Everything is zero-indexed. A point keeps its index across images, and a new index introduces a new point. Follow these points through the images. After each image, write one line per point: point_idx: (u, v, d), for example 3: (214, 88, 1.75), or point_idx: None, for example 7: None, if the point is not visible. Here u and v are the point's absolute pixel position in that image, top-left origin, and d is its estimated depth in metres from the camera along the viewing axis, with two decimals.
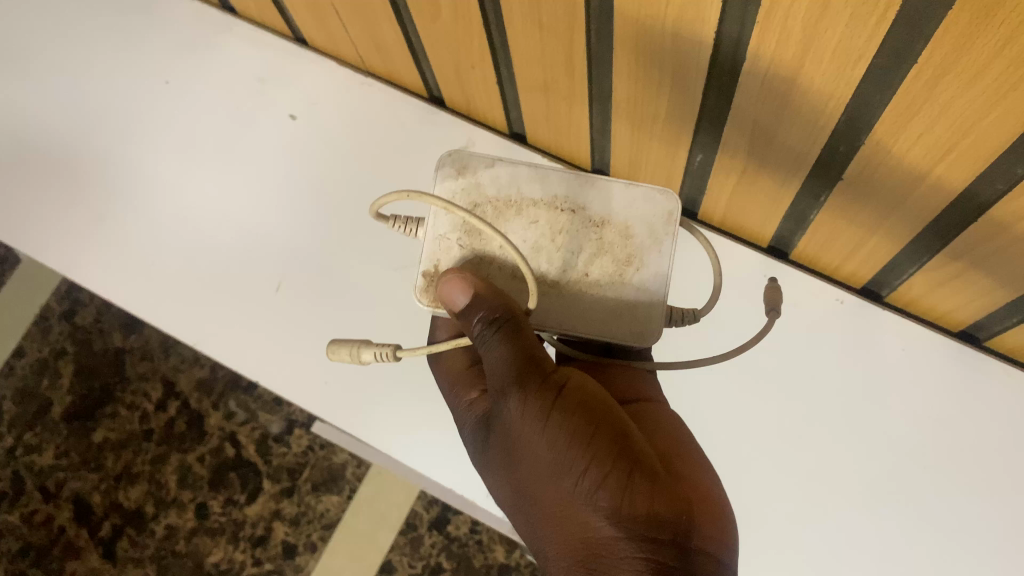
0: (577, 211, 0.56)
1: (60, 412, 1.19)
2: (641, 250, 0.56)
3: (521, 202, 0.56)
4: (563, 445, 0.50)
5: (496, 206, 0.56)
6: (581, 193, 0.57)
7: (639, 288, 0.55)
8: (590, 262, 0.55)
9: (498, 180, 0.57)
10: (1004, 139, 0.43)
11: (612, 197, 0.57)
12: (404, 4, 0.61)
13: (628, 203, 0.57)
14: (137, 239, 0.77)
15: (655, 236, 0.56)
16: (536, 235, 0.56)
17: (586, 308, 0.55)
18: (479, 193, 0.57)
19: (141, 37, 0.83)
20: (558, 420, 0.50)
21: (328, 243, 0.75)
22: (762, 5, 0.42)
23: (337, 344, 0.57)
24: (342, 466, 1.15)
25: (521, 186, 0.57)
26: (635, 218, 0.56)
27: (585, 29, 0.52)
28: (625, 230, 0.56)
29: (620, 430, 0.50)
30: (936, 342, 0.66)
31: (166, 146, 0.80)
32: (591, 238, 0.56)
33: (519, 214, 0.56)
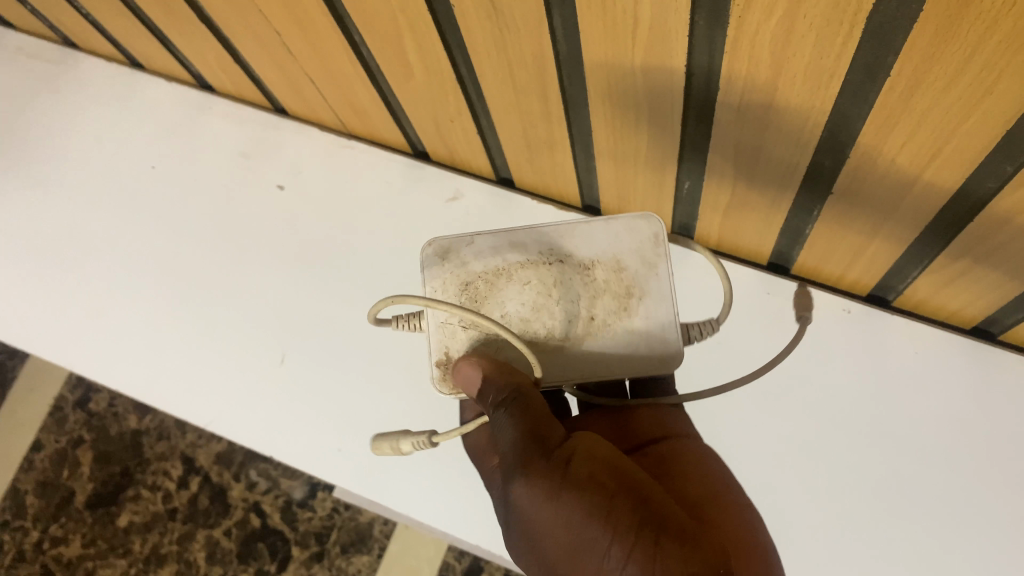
0: (566, 261, 0.56)
1: (82, 500, 1.18)
2: (639, 281, 0.55)
3: (509, 268, 0.56)
4: (581, 523, 0.45)
5: (487, 279, 0.56)
6: (565, 244, 0.57)
7: (647, 316, 0.54)
8: (592, 305, 0.55)
9: (482, 255, 0.56)
10: (989, 139, 0.42)
11: (595, 238, 0.57)
12: (377, 67, 0.62)
13: (613, 241, 0.56)
14: (139, 325, 0.77)
15: (647, 262, 0.56)
16: (534, 295, 0.55)
17: (601, 353, 0.54)
18: (467, 271, 0.56)
19: (125, 126, 0.85)
20: (570, 496, 0.46)
21: (330, 307, 0.75)
22: (728, 34, 0.42)
23: (379, 440, 0.57)
24: (369, 525, 1.14)
25: (505, 253, 0.56)
26: (623, 251, 0.56)
27: (556, 75, 0.53)
28: (615, 265, 0.56)
29: (639, 492, 0.46)
30: (950, 341, 0.65)
31: (160, 230, 0.80)
32: (587, 283, 0.55)
33: (510, 280, 0.55)
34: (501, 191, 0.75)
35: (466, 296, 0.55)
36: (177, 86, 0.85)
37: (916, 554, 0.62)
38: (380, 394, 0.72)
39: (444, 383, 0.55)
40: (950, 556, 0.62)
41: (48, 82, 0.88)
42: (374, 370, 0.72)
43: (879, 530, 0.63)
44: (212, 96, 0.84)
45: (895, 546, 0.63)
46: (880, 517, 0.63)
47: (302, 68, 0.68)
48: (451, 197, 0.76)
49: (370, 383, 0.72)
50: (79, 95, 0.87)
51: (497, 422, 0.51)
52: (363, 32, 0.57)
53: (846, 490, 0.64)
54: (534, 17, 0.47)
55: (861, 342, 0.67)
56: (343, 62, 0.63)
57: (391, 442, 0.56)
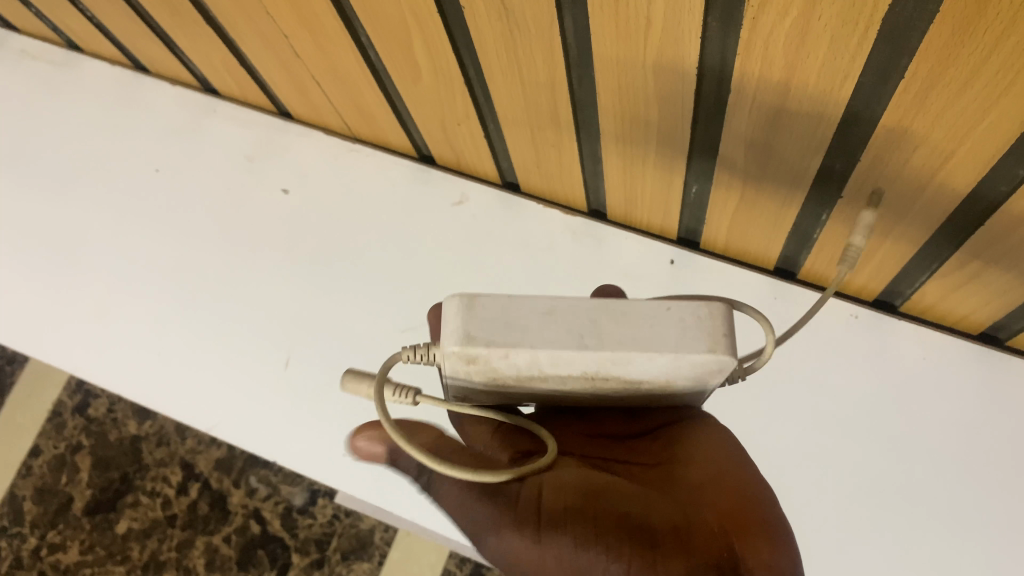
0: (609, 378, 0.39)
1: (80, 506, 1.17)
2: (687, 388, 0.42)
3: (547, 376, 0.39)
4: (570, 556, 0.41)
5: (519, 378, 0.40)
6: (618, 368, 0.37)
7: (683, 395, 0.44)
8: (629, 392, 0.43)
9: (516, 364, 0.37)
10: (1003, 142, 0.42)
11: (652, 366, 0.37)
12: (385, 69, 0.62)
13: (673, 370, 0.38)
14: (142, 329, 0.77)
15: (698, 380, 0.40)
16: (567, 386, 0.42)
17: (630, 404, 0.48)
18: (496, 371, 0.39)
19: (130, 130, 0.85)
20: (548, 533, 0.42)
21: (335, 310, 0.74)
22: (742, 34, 0.42)
23: (355, 378, 0.43)
24: (370, 532, 1.13)
25: (547, 368, 0.37)
26: (681, 376, 0.39)
27: (566, 77, 0.52)
28: (664, 382, 0.40)
29: (615, 508, 0.43)
30: (959, 346, 0.65)
31: (163, 233, 0.80)
32: (629, 387, 0.41)
33: (544, 381, 0.41)
34: (507, 195, 0.74)
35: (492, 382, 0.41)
36: (183, 90, 0.85)
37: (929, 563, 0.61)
38: None
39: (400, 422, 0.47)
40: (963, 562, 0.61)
41: (51, 85, 0.88)
42: None
43: (888, 536, 0.63)
44: (217, 100, 0.84)
45: (905, 553, 0.62)
46: (890, 524, 0.63)
47: (309, 70, 0.67)
48: (457, 201, 0.75)
49: None
50: (84, 99, 0.87)
51: (437, 489, 0.46)
52: (372, 33, 0.57)
53: (856, 495, 0.64)
54: (546, 17, 0.47)
55: (869, 348, 0.66)
56: (351, 64, 0.63)
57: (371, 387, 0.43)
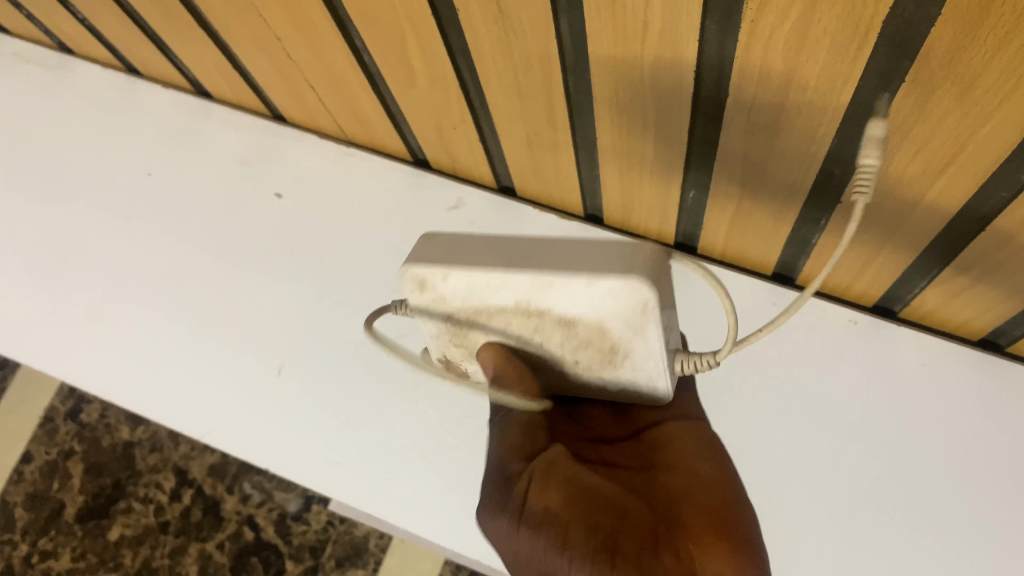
0: (544, 315, 0.44)
1: (72, 513, 1.16)
2: (632, 348, 0.44)
3: (489, 308, 0.45)
4: (546, 551, 0.46)
5: (469, 313, 0.46)
6: (542, 293, 0.42)
7: (632, 369, 0.46)
8: (575, 352, 0.46)
9: (456, 288, 0.44)
10: (1004, 149, 0.42)
11: (574, 296, 0.41)
12: (379, 72, 0.61)
13: (595, 304, 0.41)
14: (134, 335, 0.76)
15: (635, 327, 0.42)
16: (520, 335, 0.47)
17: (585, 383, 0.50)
18: (445, 300, 0.46)
19: (123, 133, 0.84)
20: (528, 530, 0.47)
21: (328, 316, 0.73)
22: (741, 37, 0.41)
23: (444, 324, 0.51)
24: (365, 538, 1.12)
25: (485, 295, 0.44)
26: (608, 316, 0.42)
27: (562, 81, 0.52)
28: (598, 327, 0.43)
29: (592, 513, 0.47)
30: (959, 353, 0.64)
31: (156, 237, 0.79)
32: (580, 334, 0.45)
33: (492, 320, 0.46)
34: (503, 200, 0.74)
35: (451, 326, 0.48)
36: (176, 93, 0.84)
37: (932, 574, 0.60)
38: (380, 407, 0.70)
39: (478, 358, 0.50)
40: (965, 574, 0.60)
41: (45, 88, 0.87)
42: (371, 381, 0.70)
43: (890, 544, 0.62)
44: (210, 103, 0.83)
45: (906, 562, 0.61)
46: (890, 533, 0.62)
47: (303, 74, 0.67)
48: (453, 205, 0.75)
49: (366, 393, 0.70)
50: (77, 103, 0.86)
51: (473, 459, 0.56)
52: (365, 35, 0.56)
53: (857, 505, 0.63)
54: (541, 21, 0.46)
55: (868, 355, 0.65)
56: (344, 67, 0.62)
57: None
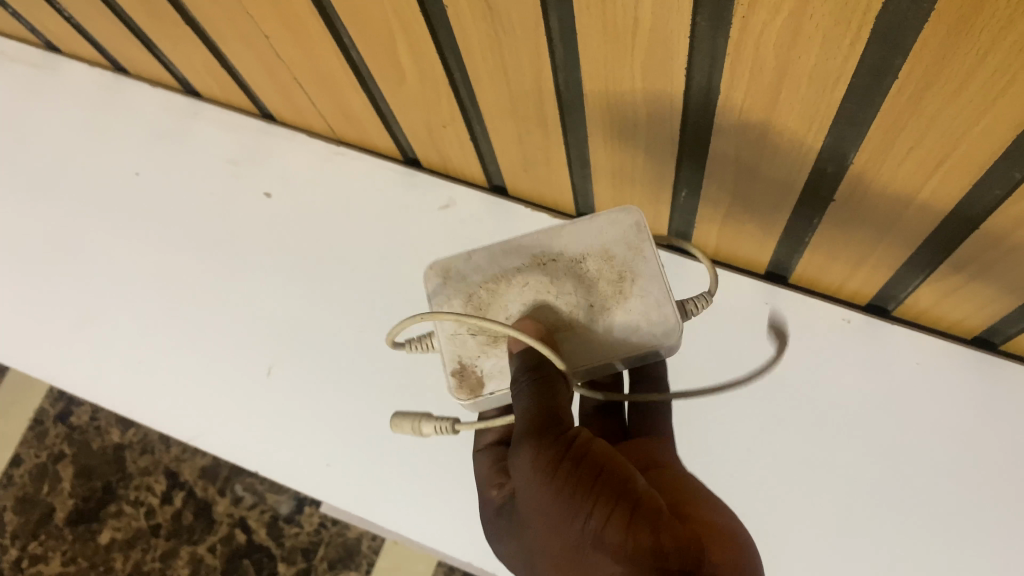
0: (558, 260, 0.51)
1: (63, 517, 1.15)
2: (637, 274, 0.50)
3: (507, 274, 0.52)
4: (570, 495, 0.46)
5: (487, 289, 0.52)
6: (554, 241, 0.52)
7: (641, 300, 0.50)
8: (588, 296, 0.50)
9: (477, 265, 0.53)
10: (997, 146, 0.41)
11: (581, 234, 0.52)
12: (368, 71, 0.60)
13: (601, 234, 0.51)
14: (121, 337, 0.75)
15: (635, 248, 0.51)
16: (534, 295, 0.51)
17: (601, 339, 0.50)
18: (467, 286, 0.52)
19: (110, 133, 0.83)
20: (563, 471, 0.47)
21: (318, 317, 0.72)
22: (732, 34, 0.41)
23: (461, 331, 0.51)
24: (357, 540, 1.11)
25: (502, 262, 0.52)
26: (608, 239, 0.51)
27: (553, 79, 0.51)
28: (605, 255, 0.51)
29: (627, 475, 0.47)
30: (954, 351, 0.64)
31: (143, 238, 0.78)
32: (591, 275, 0.51)
33: (508, 287, 0.52)
34: (494, 199, 0.73)
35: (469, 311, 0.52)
36: (164, 92, 0.83)
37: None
38: (370, 408, 0.69)
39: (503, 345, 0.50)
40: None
41: (30, 88, 0.86)
42: (360, 383, 0.69)
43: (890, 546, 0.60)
44: (198, 102, 0.82)
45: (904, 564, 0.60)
46: (887, 535, 0.61)
47: (291, 72, 0.66)
48: (444, 205, 0.74)
49: (356, 395, 0.69)
50: (63, 102, 0.85)
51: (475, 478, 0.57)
52: (353, 33, 0.55)
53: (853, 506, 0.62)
54: (531, 17, 0.45)
55: (862, 354, 0.65)
56: (333, 66, 0.61)
57: (412, 421, 0.54)
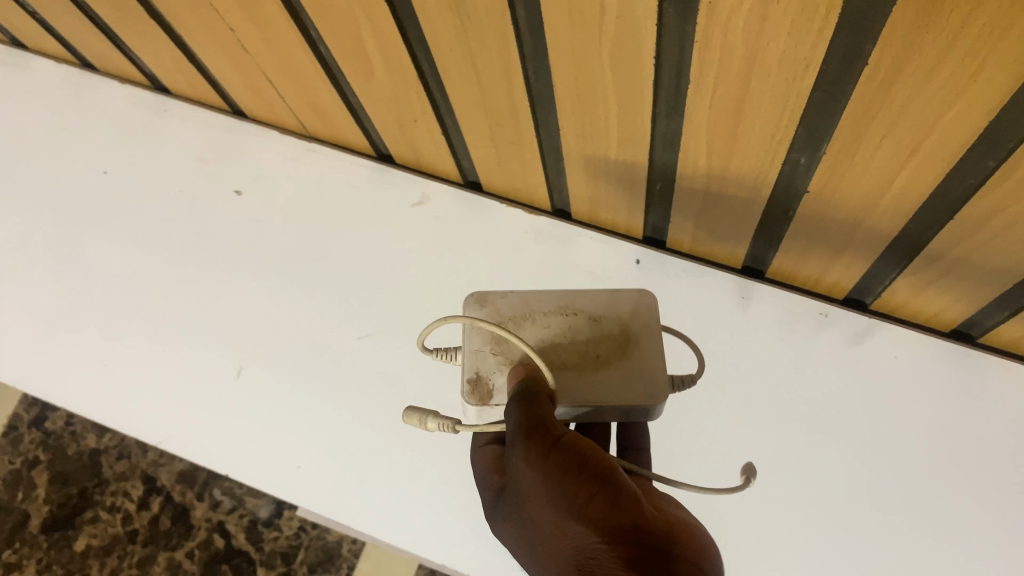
0: (579, 313, 0.52)
1: (37, 524, 1.13)
2: (645, 338, 0.51)
3: (533, 313, 0.52)
4: (557, 470, 0.41)
5: (513, 321, 0.52)
6: (580, 298, 0.52)
7: (643, 362, 0.50)
8: (598, 353, 0.50)
9: (510, 300, 0.53)
10: (969, 134, 0.41)
11: (602, 297, 0.53)
12: (337, 65, 0.59)
13: (617, 300, 0.52)
14: (87, 338, 0.73)
15: (644, 322, 0.52)
16: (553, 338, 0.51)
17: (596, 387, 0.49)
18: (496, 315, 0.52)
19: (77, 130, 0.81)
20: (551, 450, 0.42)
21: (291, 316, 0.71)
22: (700, 21, 0.40)
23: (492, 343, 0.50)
24: (337, 544, 1.10)
25: (532, 304, 0.52)
26: (624, 307, 0.52)
27: (522, 70, 0.50)
28: (618, 319, 0.52)
29: (613, 467, 0.42)
30: (930, 343, 0.63)
31: (111, 236, 0.76)
32: (604, 331, 0.51)
33: (532, 324, 0.52)
34: (469, 195, 0.72)
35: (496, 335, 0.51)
36: (133, 88, 0.82)
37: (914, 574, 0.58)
38: (344, 408, 0.67)
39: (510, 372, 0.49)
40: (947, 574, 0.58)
41: None
42: (334, 382, 0.68)
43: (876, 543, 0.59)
44: (168, 99, 0.81)
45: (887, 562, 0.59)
46: (871, 532, 0.59)
47: (260, 67, 0.65)
48: (418, 201, 0.73)
49: (328, 395, 0.68)
50: (30, 101, 0.84)
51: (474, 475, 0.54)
52: (319, 26, 0.54)
53: (835, 502, 0.61)
54: (497, 5, 0.45)
55: (841, 348, 0.64)
56: (301, 60, 0.60)
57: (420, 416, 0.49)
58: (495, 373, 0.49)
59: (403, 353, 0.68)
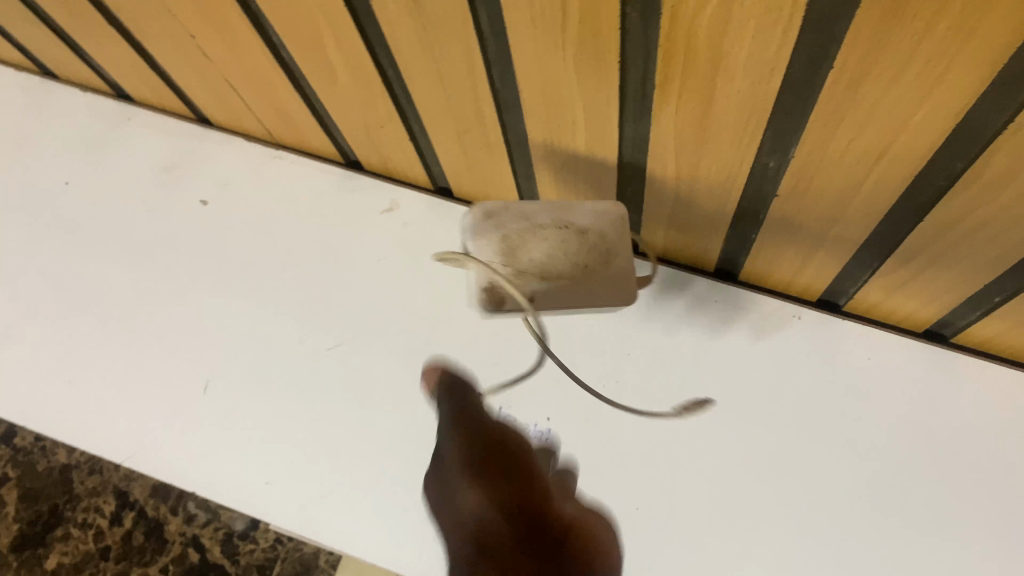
0: (570, 227, 0.55)
1: (7, 543, 1.10)
2: (621, 254, 0.55)
3: (530, 228, 0.55)
4: (465, 465, 0.40)
5: (512, 233, 0.55)
6: (570, 214, 0.56)
7: (618, 271, 0.55)
8: (583, 263, 0.55)
9: (511, 217, 0.56)
10: (936, 136, 0.41)
11: (588, 212, 0.56)
12: (300, 71, 0.58)
13: (600, 218, 0.56)
14: (49, 354, 0.71)
15: (622, 232, 0.56)
16: (546, 249, 0.55)
17: (580, 296, 0.55)
18: (499, 231, 0.55)
19: (37, 140, 0.79)
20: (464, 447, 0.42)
21: (258, 328, 0.69)
22: (664, 24, 0.39)
23: None
24: (314, 555, 1.08)
25: (530, 216, 0.55)
26: (604, 223, 0.56)
27: (488, 75, 0.49)
28: (601, 236, 0.55)
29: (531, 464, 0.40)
30: (902, 344, 0.63)
31: (73, 248, 0.75)
32: (590, 243, 0.55)
33: (528, 237, 0.55)
34: (440, 202, 0.71)
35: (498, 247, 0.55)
36: (94, 96, 0.80)
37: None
38: (313, 420, 0.66)
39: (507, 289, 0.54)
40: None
41: None
42: (302, 394, 0.67)
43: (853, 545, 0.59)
44: (130, 106, 0.79)
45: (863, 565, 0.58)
46: (848, 535, 0.59)
47: (223, 74, 0.64)
48: (387, 208, 0.72)
49: (297, 408, 0.67)
50: None
51: None
52: (280, 31, 0.53)
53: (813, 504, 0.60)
54: (459, 9, 0.44)
55: (814, 350, 0.64)
56: (264, 67, 0.59)
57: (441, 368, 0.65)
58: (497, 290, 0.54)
59: (374, 364, 0.67)
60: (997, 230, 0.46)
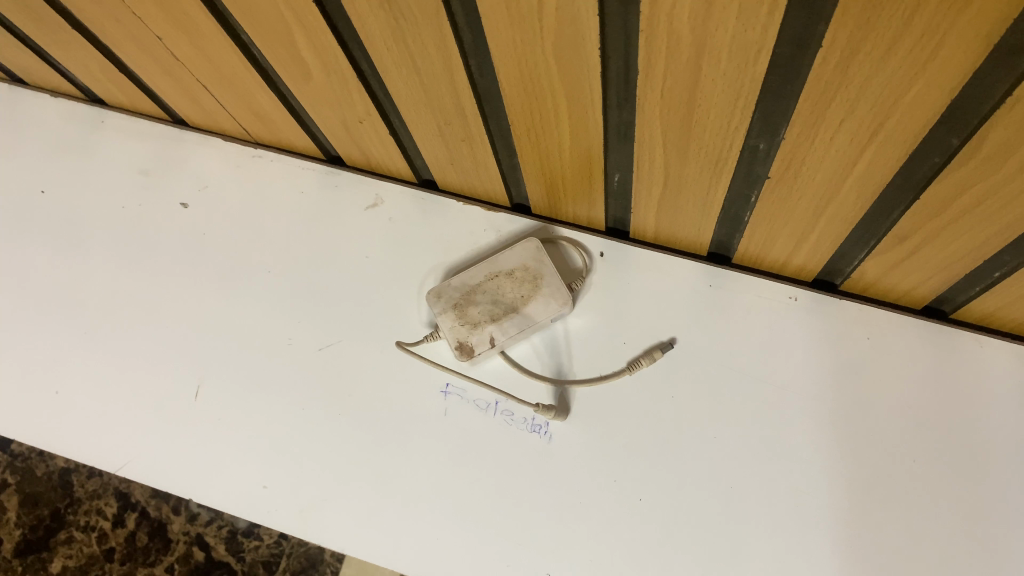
0: (501, 272, 0.64)
1: (9, 548, 1.06)
2: (546, 275, 0.64)
3: (472, 287, 0.64)
4: None
5: (461, 297, 0.64)
6: (495, 260, 0.65)
7: (552, 289, 0.63)
8: (521, 293, 0.63)
9: (453, 287, 0.64)
10: (932, 113, 0.39)
11: (506, 258, 0.65)
12: (273, 67, 0.56)
13: (520, 256, 0.65)
14: (37, 366, 0.70)
15: (539, 260, 0.64)
16: (493, 299, 0.64)
17: (532, 320, 0.63)
18: (448, 298, 0.64)
19: (12, 148, 0.78)
20: None
21: (248, 330, 0.68)
22: (643, 10, 0.38)
23: (462, 319, 0.63)
24: (320, 550, 1.05)
25: (468, 278, 0.65)
26: (524, 258, 0.64)
27: (465, 66, 0.48)
28: (526, 269, 0.64)
29: None
30: (901, 323, 0.62)
31: (53, 257, 0.73)
32: (519, 278, 0.64)
33: (475, 294, 0.64)
34: (424, 194, 0.71)
35: (454, 312, 0.64)
36: (68, 101, 0.79)
37: (905, 570, 0.56)
38: (306, 422, 0.65)
39: (474, 339, 0.63)
40: (939, 567, 0.55)
41: None
42: (295, 395, 0.66)
43: (864, 538, 0.57)
44: (104, 110, 0.78)
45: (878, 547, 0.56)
46: (857, 523, 0.57)
47: (194, 75, 0.62)
48: (372, 203, 0.71)
49: (290, 410, 0.65)
50: None
51: None
52: (249, 28, 0.51)
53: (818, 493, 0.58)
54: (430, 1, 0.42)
55: (813, 330, 0.63)
56: (235, 67, 0.57)
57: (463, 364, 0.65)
58: (467, 341, 0.63)
59: (364, 363, 0.66)
60: (997, 205, 0.45)
